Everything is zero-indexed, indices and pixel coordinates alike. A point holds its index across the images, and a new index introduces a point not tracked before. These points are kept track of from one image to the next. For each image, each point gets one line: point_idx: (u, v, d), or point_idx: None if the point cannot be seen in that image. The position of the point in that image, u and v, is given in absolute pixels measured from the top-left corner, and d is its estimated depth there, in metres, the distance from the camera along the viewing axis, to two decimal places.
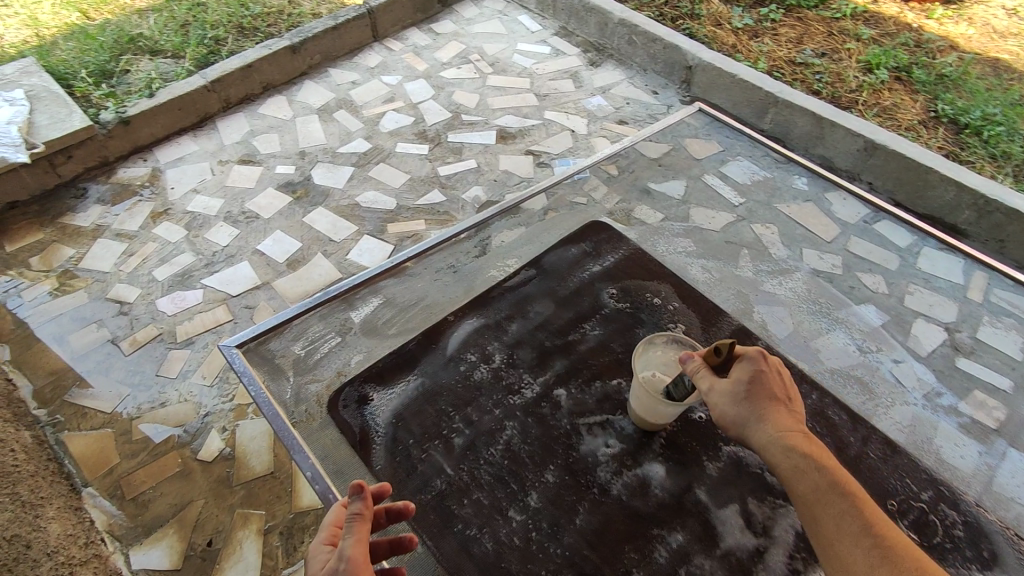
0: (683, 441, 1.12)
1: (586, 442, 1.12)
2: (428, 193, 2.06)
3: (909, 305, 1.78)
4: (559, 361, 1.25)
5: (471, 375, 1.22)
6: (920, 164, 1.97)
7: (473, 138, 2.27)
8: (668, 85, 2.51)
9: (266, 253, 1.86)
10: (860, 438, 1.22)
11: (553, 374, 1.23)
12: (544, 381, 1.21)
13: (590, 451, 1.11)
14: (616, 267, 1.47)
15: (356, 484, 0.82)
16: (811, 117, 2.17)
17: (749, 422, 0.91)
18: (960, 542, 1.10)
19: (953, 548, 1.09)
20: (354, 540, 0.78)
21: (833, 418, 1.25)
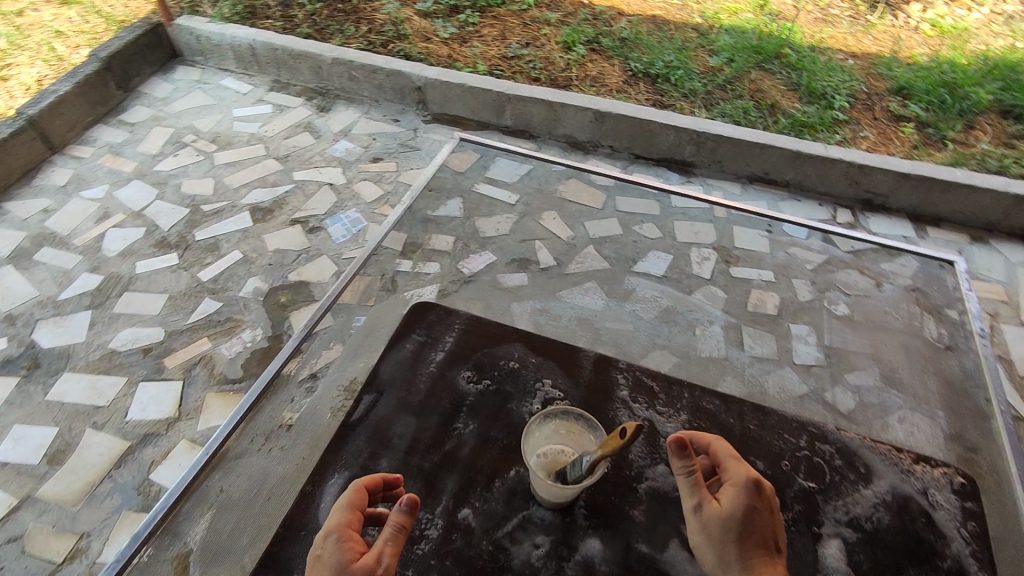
0: (604, 502, 0.97)
1: (516, 555, 0.92)
2: (200, 304, 1.80)
3: (681, 239, 2.10)
4: (450, 479, 0.99)
5: None
6: (641, 120, 2.31)
7: (225, 227, 2.01)
8: (406, 110, 2.52)
9: (10, 460, 1.45)
10: (739, 413, 1.13)
11: (450, 498, 0.97)
12: (445, 512, 0.95)
13: (523, 563, 0.91)
14: (462, 345, 1.21)
15: (412, 497, 0.75)
16: (543, 104, 2.36)
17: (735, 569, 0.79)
18: (838, 469, 1.06)
19: (839, 478, 1.05)
20: (389, 550, 0.74)
21: (710, 408, 1.13)
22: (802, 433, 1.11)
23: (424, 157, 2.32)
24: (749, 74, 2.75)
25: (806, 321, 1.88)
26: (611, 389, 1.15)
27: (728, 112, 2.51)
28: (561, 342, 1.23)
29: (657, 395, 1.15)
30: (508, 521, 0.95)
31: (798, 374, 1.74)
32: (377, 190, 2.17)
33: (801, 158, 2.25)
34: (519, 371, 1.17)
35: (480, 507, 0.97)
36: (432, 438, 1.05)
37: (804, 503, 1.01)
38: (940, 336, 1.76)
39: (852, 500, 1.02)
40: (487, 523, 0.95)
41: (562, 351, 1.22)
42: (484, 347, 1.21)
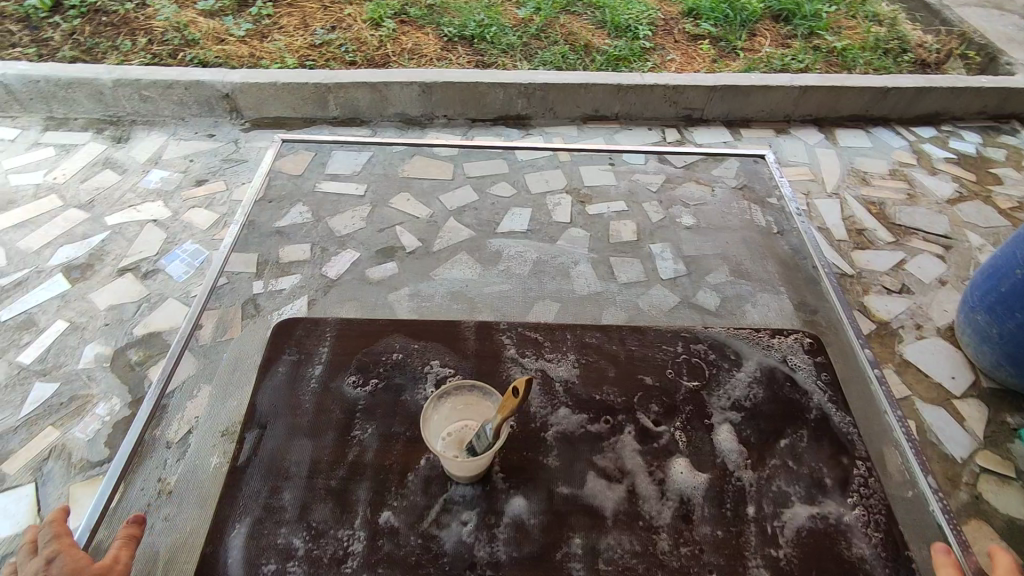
0: (518, 460, 0.99)
1: (445, 537, 0.91)
2: (31, 390, 1.56)
3: (535, 190, 2.17)
4: (362, 487, 0.96)
5: None
6: (467, 83, 2.29)
7: (36, 297, 1.74)
8: (218, 122, 2.31)
9: None
10: (619, 338, 1.21)
11: (366, 506, 0.94)
12: (365, 522, 0.92)
13: (455, 543, 0.91)
14: (339, 351, 1.17)
15: (141, 515, 0.95)
16: (365, 87, 2.27)
17: None
18: (712, 362, 1.18)
19: (716, 370, 1.17)
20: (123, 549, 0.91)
21: (593, 341, 1.20)
22: (677, 341, 1.22)
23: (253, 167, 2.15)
24: (558, 19, 2.84)
25: (662, 238, 2.03)
26: (498, 350, 1.18)
27: (547, 60, 2.57)
28: (439, 320, 1.23)
29: (543, 344, 1.19)
30: (432, 508, 0.94)
31: (665, 288, 1.88)
32: (210, 214, 1.98)
33: (623, 90, 2.38)
34: (403, 357, 1.16)
35: (400, 505, 0.94)
36: (332, 452, 1.01)
37: (693, 400, 1.10)
38: (770, 221, 1.99)
39: (730, 385, 1.14)
40: (411, 518, 0.93)
41: (442, 329, 1.22)
42: (361, 345, 1.18)
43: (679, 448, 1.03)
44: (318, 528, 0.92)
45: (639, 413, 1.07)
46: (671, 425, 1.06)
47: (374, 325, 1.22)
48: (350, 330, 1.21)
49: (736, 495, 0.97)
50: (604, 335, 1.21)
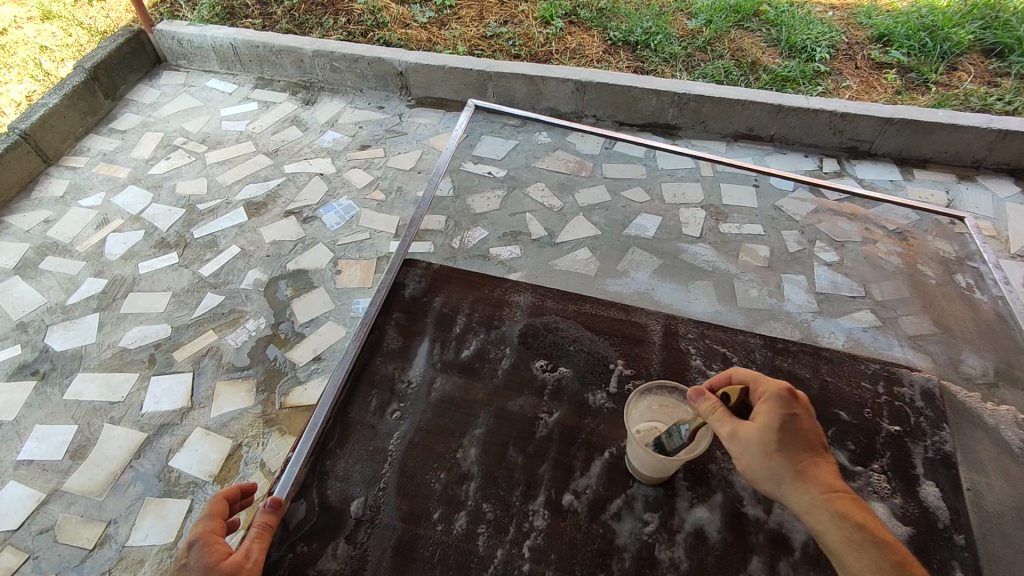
0: (704, 468, 1.00)
1: (620, 531, 0.92)
2: (203, 299, 1.85)
3: (669, 201, 2.14)
4: (545, 466, 1.00)
5: (452, 530, 0.92)
6: (622, 86, 2.31)
7: (222, 224, 2.06)
8: (390, 96, 2.55)
9: (35, 458, 1.51)
10: (811, 368, 1.21)
11: (548, 484, 0.97)
12: (548, 499, 0.95)
13: (629, 536, 0.92)
14: (530, 323, 1.25)
15: (276, 500, 0.90)
16: (524, 80, 2.38)
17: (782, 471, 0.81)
18: (918, 412, 1.15)
19: (920, 421, 1.14)
20: (256, 543, 0.86)
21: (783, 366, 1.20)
22: (877, 380, 1.20)
23: (411, 140, 2.35)
24: (729, 33, 2.76)
25: (799, 271, 1.91)
26: (684, 363, 1.18)
27: (709, 73, 2.52)
28: (618, 312, 1.28)
29: (729, 360, 1.20)
30: (612, 500, 0.95)
31: (789, 318, 1.78)
32: (367, 176, 2.21)
33: (783, 112, 2.26)
34: (592, 354, 1.18)
35: (581, 490, 0.97)
36: (521, 426, 1.05)
37: (894, 445, 1.09)
38: (964, 279, 1.73)
39: (938, 438, 1.11)
40: (592, 506, 0.95)
41: (623, 324, 1.25)
42: (545, 324, 1.25)
43: (877, 492, 1.02)
44: (506, 499, 0.96)
45: (836, 448, 1.07)
46: (869, 467, 1.05)
47: (556, 306, 1.29)
48: (540, 308, 1.29)
49: (944, 555, 0.95)
50: (795, 363, 1.21)
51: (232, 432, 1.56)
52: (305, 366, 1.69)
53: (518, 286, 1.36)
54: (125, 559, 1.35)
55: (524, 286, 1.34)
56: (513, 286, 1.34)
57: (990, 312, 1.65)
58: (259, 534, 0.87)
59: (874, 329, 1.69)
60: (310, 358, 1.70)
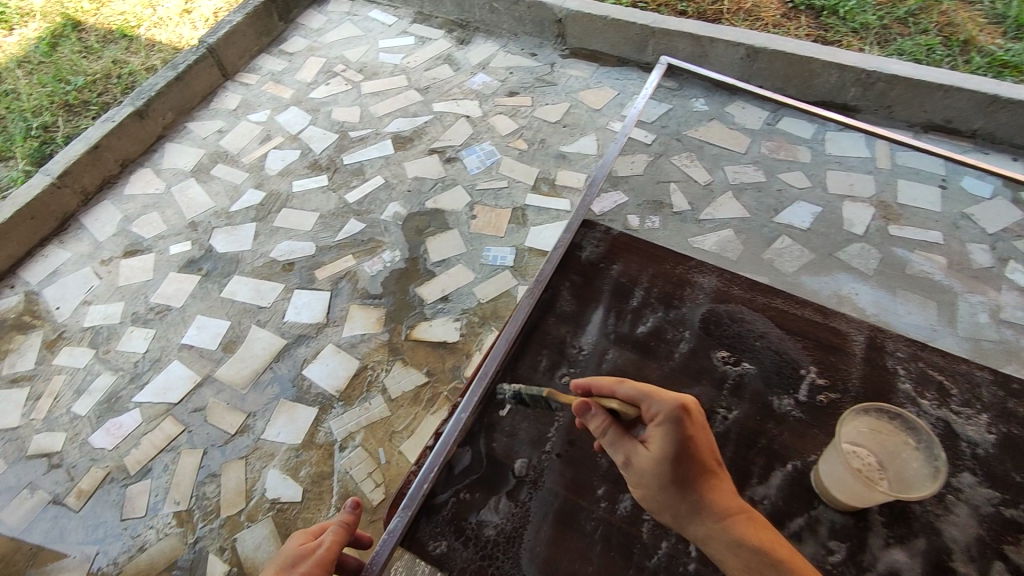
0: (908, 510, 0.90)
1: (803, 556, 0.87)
2: (346, 224, 1.94)
3: (832, 191, 1.94)
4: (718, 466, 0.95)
5: (617, 511, 0.92)
6: (801, 56, 2.10)
7: (369, 154, 2.13)
8: (544, 44, 2.48)
9: (194, 344, 1.68)
10: None
11: None
12: None
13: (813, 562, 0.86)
14: (713, 308, 1.15)
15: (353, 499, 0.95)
16: (690, 39, 2.22)
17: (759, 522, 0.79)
18: None
19: None
20: (331, 535, 0.91)
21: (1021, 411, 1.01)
22: None
23: (559, 92, 2.29)
24: (938, 5, 2.39)
25: (977, 293, 1.68)
26: (893, 385, 1.04)
27: (906, 50, 2.21)
28: (815, 312, 1.14)
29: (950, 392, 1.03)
30: (795, 519, 0.90)
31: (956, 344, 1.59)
32: (512, 124, 2.18)
33: (996, 105, 1.95)
34: (781, 354, 1.08)
35: (759, 499, 0.92)
36: None
37: None
38: None
39: None
40: (771, 518, 0.90)
41: (820, 327, 1.11)
42: (729, 312, 1.15)
43: None
44: None
45: None
46: None
47: (743, 294, 1.17)
48: (726, 293, 1.17)
49: None
50: None
51: (360, 353, 1.65)
52: (432, 304, 1.74)
53: (702, 263, 1.24)
54: (260, 450, 1.49)
55: (709, 266, 1.22)
56: (695, 263, 1.22)
57: None
58: (339, 526, 0.92)
59: None
60: (437, 297, 1.74)
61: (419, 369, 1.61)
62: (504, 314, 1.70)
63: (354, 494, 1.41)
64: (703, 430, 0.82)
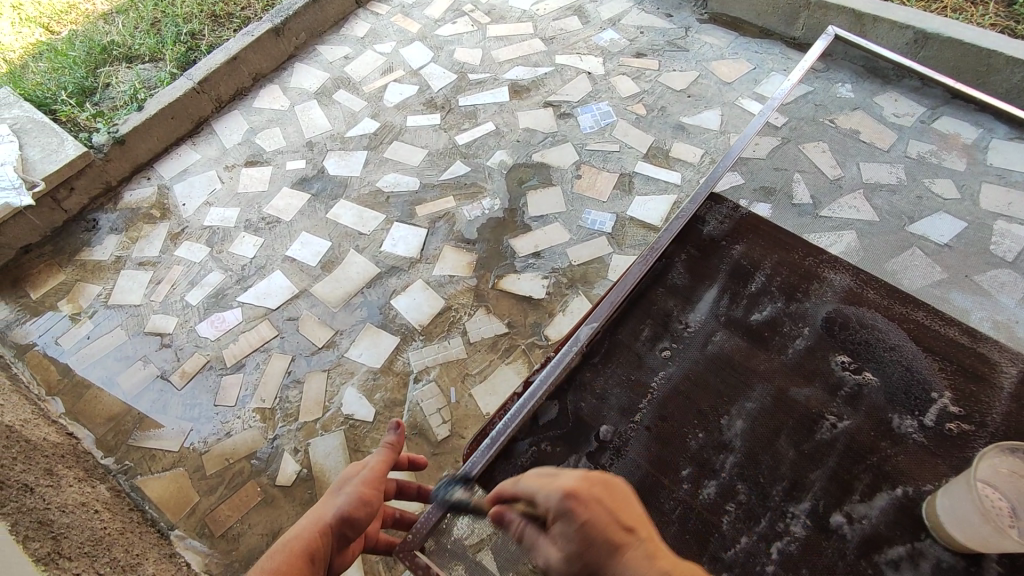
0: None
1: None
2: (451, 166, 1.95)
3: (984, 206, 1.73)
4: (817, 475, 0.90)
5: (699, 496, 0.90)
6: (982, 48, 1.84)
7: (484, 99, 2.12)
8: (682, 6, 2.34)
9: (297, 258, 1.78)
10: None
11: (817, 496, 0.89)
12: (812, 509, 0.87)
13: None
14: (842, 310, 1.10)
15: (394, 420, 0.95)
16: (851, 15, 2.01)
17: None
18: None
19: None
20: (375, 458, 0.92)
21: None
22: None
23: (690, 59, 2.16)
24: None
25: None
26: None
27: None
28: (962, 333, 1.05)
29: None
30: (893, 547, 0.84)
31: None
32: (634, 87, 2.09)
33: None
34: (911, 371, 1.01)
35: (856, 516, 0.86)
36: (799, 420, 0.96)
37: None
38: None
39: None
40: (864, 540, 0.84)
41: (966, 352, 1.02)
42: (859, 317, 1.08)
43: None
44: (765, 489, 0.90)
45: None
46: None
47: (878, 300, 1.11)
48: (857, 296, 1.11)
49: None
50: None
51: (446, 293, 1.68)
52: (523, 257, 1.73)
53: (837, 261, 1.19)
54: (342, 367, 1.57)
55: (844, 265, 1.17)
56: (827, 259, 1.17)
57: None
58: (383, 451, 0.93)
59: None
60: (529, 252, 1.73)
61: (501, 319, 1.62)
62: (594, 280, 1.66)
63: (422, 426, 1.46)
64: (598, 505, 0.62)
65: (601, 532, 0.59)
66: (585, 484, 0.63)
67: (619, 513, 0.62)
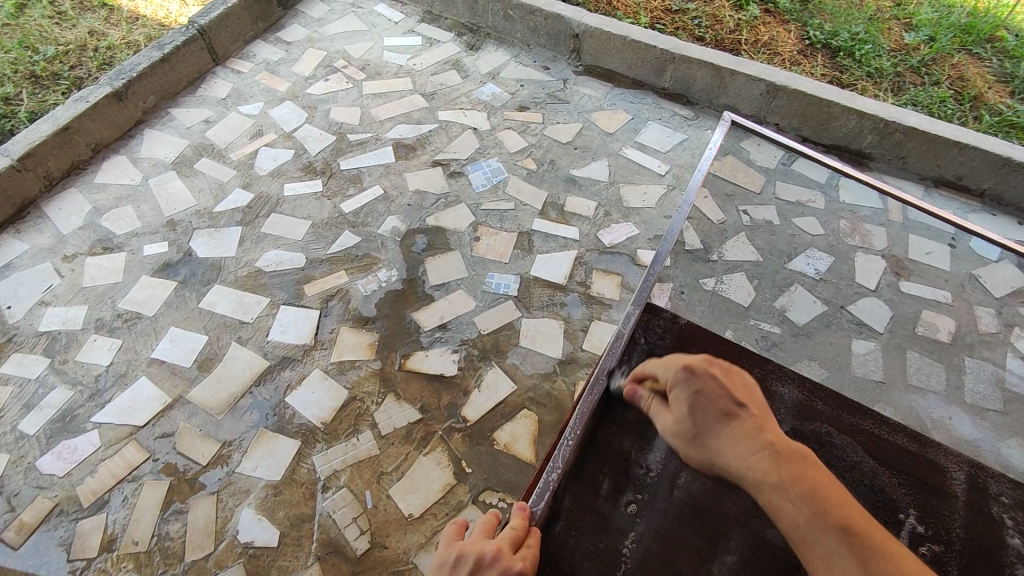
0: None
1: None
2: (339, 236, 1.81)
3: (845, 240, 1.91)
4: None
5: None
6: (821, 98, 2.05)
7: (367, 161, 2.00)
8: (557, 58, 2.39)
9: (165, 360, 1.54)
10: None
11: None
12: None
13: None
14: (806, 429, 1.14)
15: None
16: (711, 69, 2.15)
17: (710, 428, 0.89)
18: None
19: None
20: None
21: None
22: None
23: (571, 111, 2.19)
24: (953, 57, 2.37)
25: (982, 358, 1.65)
26: (998, 535, 1.03)
27: (920, 101, 2.18)
28: (906, 440, 1.15)
29: None
30: None
31: (966, 412, 1.54)
32: (521, 141, 2.09)
33: (1008, 167, 1.92)
34: (878, 490, 1.06)
35: None
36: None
37: None
38: None
39: None
40: None
41: (919, 463, 1.11)
42: (821, 436, 1.13)
43: None
44: None
45: None
46: None
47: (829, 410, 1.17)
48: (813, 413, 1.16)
49: None
50: None
51: (348, 382, 1.53)
52: (429, 332, 1.63)
53: (780, 370, 1.25)
54: (233, 486, 1.36)
55: (788, 375, 1.23)
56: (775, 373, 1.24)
57: None
58: None
59: None
60: (435, 325, 1.63)
61: (413, 404, 1.50)
62: (506, 349, 1.60)
63: (336, 542, 1.29)
64: (731, 376, 0.94)
65: (713, 400, 0.90)
66: (701, 363, 0.95)
67: (739, 387, 0.93)
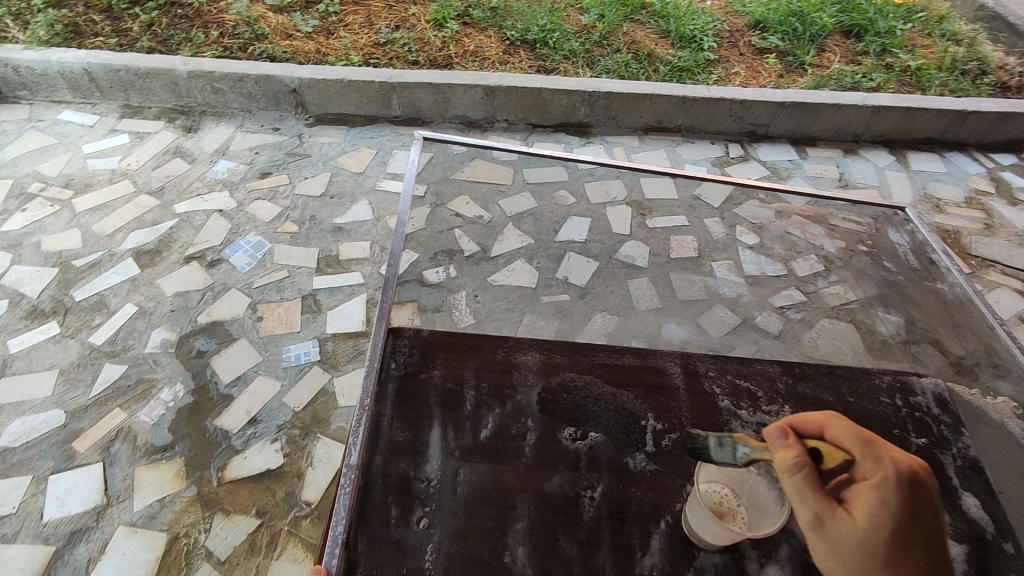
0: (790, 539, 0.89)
1: None
2: (98, 373, 1.59)
3: (595, 200, 2.11)
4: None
5: None
6: (531, 88, 2.28)
7: (106, 281, 1.79)
8: (284, 116, 2.35)
9: None
10: (829, 391, 1.13)
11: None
12: None
13: None
14: (551, 385, 1.12)
15: None
16: (431, 88, 2.28)
17: (915, 538, 0.62)
18: (929, 418, 1.11)
19: (938, 426, 1.10)
20: None
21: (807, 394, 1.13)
22: (893, 394, 1.14)
23: (316, 163, 2.18)
24: (621, 26, 2.80)
25: (721, 259, 1.99)
26: (714, 404, 1.09)
27: (610, 68, 2.55)
28: (632, 364, 1.17)
29: (752, 393, 1.11)
30: None
31: (724, 305, 1.84)
32: (273, 207, 2.02)
33: (688, 102, 2.33)
34: (619, 409, 1.07)
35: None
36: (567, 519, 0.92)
37: (930, 459, 1.03)
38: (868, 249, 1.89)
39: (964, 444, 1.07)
40: None
41: (641, 373, 1.14)
42: (569, 383, 1.12)
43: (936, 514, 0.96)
44: None
45: None
46: None
47: (571, 363, 1.17)
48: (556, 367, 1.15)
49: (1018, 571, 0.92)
50: (817, 388, 1.13)
51: (163, 523, 1.35)
52: (238, 432, 1.50)
53: (519, 342, 1.22)
54: None
55: (527, 343, 1.21)
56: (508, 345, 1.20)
57: (914, 257, 1.81)
58: None
59: (806, 308, 1.83)
60: (243, 423, 1.51)
61: (247, 513, 1.37)
62: (327, 415, 1.54)
63: None
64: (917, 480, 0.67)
65: (925, 510, 0.64)
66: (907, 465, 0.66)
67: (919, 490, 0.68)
